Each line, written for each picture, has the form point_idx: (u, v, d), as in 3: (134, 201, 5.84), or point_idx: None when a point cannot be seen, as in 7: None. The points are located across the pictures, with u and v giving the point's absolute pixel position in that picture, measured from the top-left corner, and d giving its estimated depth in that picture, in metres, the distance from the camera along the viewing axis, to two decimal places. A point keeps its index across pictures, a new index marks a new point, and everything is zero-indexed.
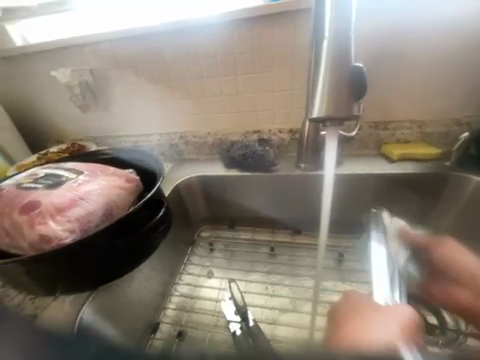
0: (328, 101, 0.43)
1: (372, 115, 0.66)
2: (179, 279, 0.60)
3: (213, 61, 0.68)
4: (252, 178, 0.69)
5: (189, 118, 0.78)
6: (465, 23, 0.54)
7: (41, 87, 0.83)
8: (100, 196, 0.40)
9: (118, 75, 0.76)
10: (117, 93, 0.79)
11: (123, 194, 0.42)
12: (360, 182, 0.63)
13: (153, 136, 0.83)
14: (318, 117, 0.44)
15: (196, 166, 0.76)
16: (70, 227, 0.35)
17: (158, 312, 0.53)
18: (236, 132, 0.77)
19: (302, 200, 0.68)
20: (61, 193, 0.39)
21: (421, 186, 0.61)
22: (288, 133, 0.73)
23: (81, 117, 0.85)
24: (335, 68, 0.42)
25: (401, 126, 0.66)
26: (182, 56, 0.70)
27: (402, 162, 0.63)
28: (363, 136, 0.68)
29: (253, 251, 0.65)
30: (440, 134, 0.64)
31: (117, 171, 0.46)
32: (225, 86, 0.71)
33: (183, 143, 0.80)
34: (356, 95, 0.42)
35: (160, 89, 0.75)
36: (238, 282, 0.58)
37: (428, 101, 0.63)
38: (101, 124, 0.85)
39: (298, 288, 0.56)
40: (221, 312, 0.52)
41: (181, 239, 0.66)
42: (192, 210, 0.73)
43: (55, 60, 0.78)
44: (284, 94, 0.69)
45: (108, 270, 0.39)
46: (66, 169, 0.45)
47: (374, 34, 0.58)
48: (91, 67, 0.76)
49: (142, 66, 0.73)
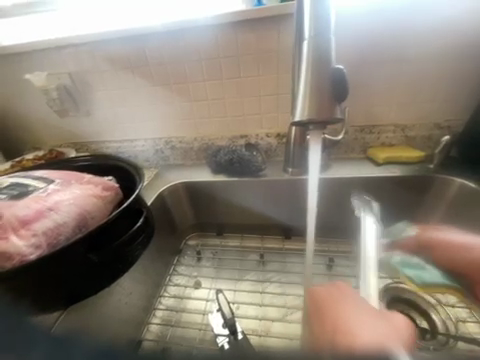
0: (311, 102, 0.42)
1: (356, 119, 0.67)
2: (165, 291, 0.57)
3: (196, 64, 0.67)
4: (240, 182, 0.67)
5: (175, 123, 0.76)
6: (439, 29, 0.56)
7: (15, 91, 0.79)
8: (71, 206, 0.37)
9: (98, 78, 0.73)
10: (97, 97, 0.76)
11: (99, 203, 0.40)
12: (347, 186, 0.63)
13: (136, 141, 0.80)
14: (301, 120, 0.43)
15: (182, 172, 0.74)
16: (36, 242, 0.32)
17: (140, 329, 0.49)
18: (222, 137, 0.75)
19: (291, 205, 0.67)
20: (27, 204, 0.36)
21: (407, 189, 0.61)
22: (275, 137, 0.72)
23: (60, 122, 0.81)
24: (317, 69, 0.42)
25: (385, 129, 0.67)
26: (165, 58, 0.68)
27: (387, 165, 0.63)
28: (349, 140, 0.68)
29: (242, 258, 0.63)
30: (422, 137, 0.66)
31: (93, 179, 0.43)
32: (209, 89, 0.70)
33: (168, 148, 0.78)
34: (339, 97, 0.42)
35: (142, 93, 0.73)
36: (225, 292, 0.56)
37: (410, 105, 0.64)
38: (82, 129, 0.82)
39: (289, 296, 0.54)
40: (209, 325, 0.49)
41: (166, 248, 0.63)
42: (178, 218, 0.70)
43: (31, 63, 0.74)
44: (270, 98, 0.69)
45: (81, 287, 0.36)
46: (36, 178, 0.42)
47: (355, 40, 0.59)
48: (70, 70, 0.73)
49: (123, 70, 0.71)
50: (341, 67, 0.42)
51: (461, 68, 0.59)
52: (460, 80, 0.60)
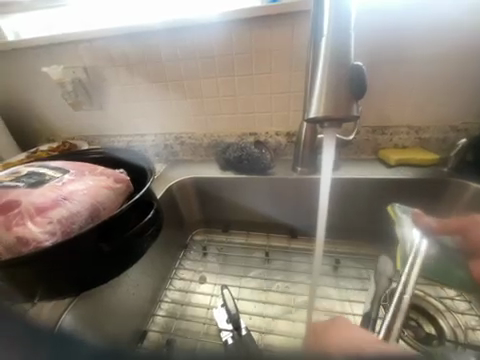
0: (326, 101, 0.42)
1: (369, 120, 0.66)
2: (170, 284, 0.58)
3: (208, 61, 0.68)
4: (248, 180, 0.67)
5: (185, 119, 0.76)
6: (462, 28, 0.54)
7: (32, 84, 0.81)
8: (85, 196, 0.38)
9: (112, 73, 0.74)
10: (110, 92, 0.77)
11: (111, 194, 0.41)
12: (356, 187, 0.62)
13: (147, 136, 0.81)
14: (316, 117, 0.43)
15: (191, 168, 0.74)
16: (51, 229, 0.33)
17: (146, 320, 0.50)
18: (232, 134, 0.75)
19: (298, 204, 0.67)
20: (43, 192, 0.37)
21: (419, 192, 0.60)
22: (285, 136, 0.72)
23: (74, 115, 0.83)
24: (333, 67, 0.41)
25: (398, 131, 0.65)
26: (178, 54, 0.68)
27: (399, 167, 0.62)
28: (360, 141, 0.67)
29: (247, 256, 0.64)
30: (437, 140, 0.64)
31: (106, 171, 0.44)
32: (221, 86, 0.70)
33: (178, 144, 0.78)
34: (355, 95, 0.41)
35: (154, 88, 0.74)
36: (230, 288, 0.56)
37: (425, 107, 0.62)
38: (94, 123, 0.83)
39: (294, 295, 0.54)
40: (213, 320, 0.50)
41: (173, 242, 0.64)
42: (185, 213, 0.70)
43: (48, 57, 0.76)
44: (281, 96, 0.68)
45: (93, 275, 0.36)
46: (52, 168, 0.43)
47: (372, 38, 0.58)
48: (85, 64, 0.75)
49: (136, 66, 0.72)
50: (359, 63, 0.41)
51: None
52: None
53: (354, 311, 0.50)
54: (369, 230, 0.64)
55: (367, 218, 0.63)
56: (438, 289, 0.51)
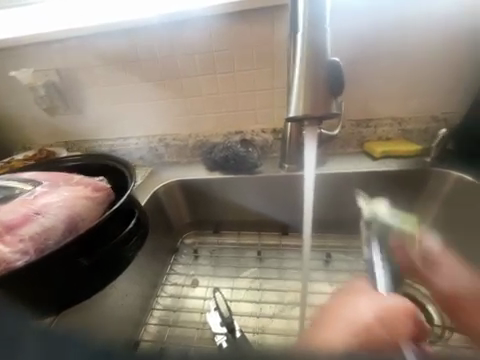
0: (305, 98, 0.41)
1: (353, 113, 0.66)
2: (162, 290, 0.56)
3: (188, 59, 0.65)
4: (236, 180, 0.66)
5: (169, 120, 0.74)
6: (434, 20, 0.55)
7: (2, 89, 0.76)
8: (60, 209, 0.36)
9: (87, 74, 0.71)
10: (87, 94, 0.74)
11: (89, 205, 0.38)
12: (343, 181, 0.62)
13: (129, 139, 0.78)
14: (296, 116, 0.42)
15: (177, 170, 0.72)
16: (23, 248, 0.31)
17: (137, 330, 0.49)
18: (217, 133, 0.74)
19: (288, 201, 0.66)
20: (13, 208, 0.34)
21: (404, 183, 0.61)
22: (271, 133, 0.71)
23: (50, 120, 0.79)
24: (310, 64, 0.41)
25: (382, 123, 0.66)
26: (156, 54, 0.66)
27: (384, 159, 0.63)
28: (345, 134, 0.67)
29: (239, 256, 0.63)
30: (419, 130, 0.65)
31: (83, 179, 0.42)
32: (202, 85, 0.68)
33: (162, 146, 0.76)
34: (334, 91, 0.41)
35: (133, 89, 0.71)
36: (223, 290, 0.56)
37: (406, 98, 0.63)
38: (72, 128, 0.79)
39: (287, 293, 0.54)
40: (207, 324, 0.49)
41: (162, 248, 0.62)
42: (174, 217, 0.69)
43: (17, 60, 0.72)
44: (265, 92, 0.67)
45: (75, 291, 0.35)
46: (23, 180, 0.40)
47: (351, 31, 0.58)
48: (57, 66, 0.71)
49: (113, 67, 0.69)
50: (336, 59, 0.41)
51: (458, 60, 0.58)
52: (458, 72, 0.59)
53: None
54: (358, 223, 0.64)
55: (355, 211, 0.64)
56: None
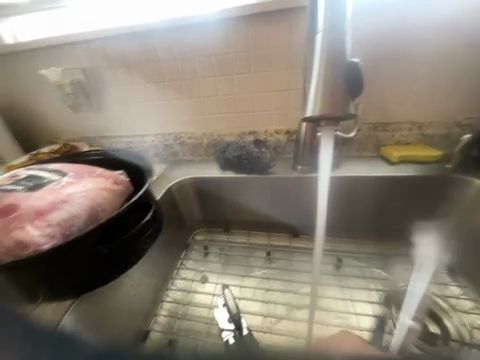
0: (321, 99, 0.41)
1: (370, 117, 0.65)
2: (172, 284, 0.58)
3: (206, 60, 0.67)
4: (248, 179, 0.67)
5: (185, 119, 0.76)
6: (462, 23, 0.53)
7: (33, 87, 0.82)
8: (84, 198, 0.38)
9: (110, 74, 0.74)
10: (109, 92, 0.77)
11: (110, 196, 0.41)
12: (358, 184, 0.61)
13: (147, 137, 0.81)
14: (312, 115, 0.42)
15: (191, 168, 0.74)
16: (50, 232, 0.33)
17: (148, 320, 0.50)
18: (231, 133, 0.75)
19: (300, 202, 0.66)
20: (42, 196, 0.37)
21: (422, 189, 0.59)
22: (285, 134, 0.71)
23: (74, 116, 0.83)
24: (330, 67, 0.41)
25: (400, 127, 0.64)
26: (176, 55, 0.68)
27: (401, 164, 0.61)
28: (362, 138, 0.66)
29: (249, 255, 0.63)
30: (441, 136, 0.63)
31: (105, 173, 0.44)
32: (218, 86, 0.69)
33: (178, 144, 0.78)
34: (351, 93, 0.41)
35: (152, 89, 0.74)
36: (231, 287, 0.56)
37: (427, 102, 0.61)
38: (94, 124, 0.83)
39: (296, 295, 0.53)
40: (214, 320, 0.50)
41: (174, 243, 0.64)
42: (186, 213, 0.70)
43: (48, 59, 0.77)
44: (279, 94, 0.67)
45: (94, 278, 0.37)
46: (51, 171, 0.43)
47: (371, 34, 0.57)
48: (83, 65, 0.75)
49: (134, 67, 0.72)
50: (355, 60, 0.40)
51: None
52: None
53: (356, 310, 0.49)
54: (372, 228, 0.63)
55: (368, 217, 0.63)
56: (442, 287, 0.50)
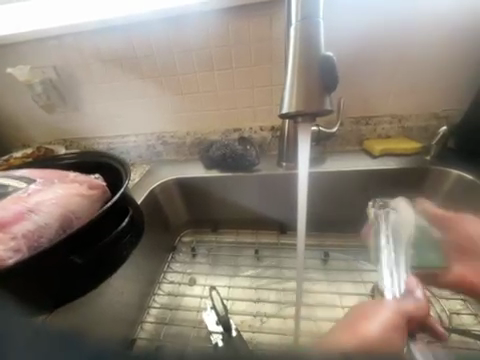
0: (298, 95, 0.40)
1: (352, 111, 0.65)
2: (159, 289, 0.56)
3: (185, 56, 0.65)
4: (233, 178, 0.66)
5: (166, 117, 0.73)
6: (434, 17, 0.55)
7: (0, 87, 0.76)
8: (54, 206, 0.36)
9: (85, 72, 0.71)
10: (84, 91, 0.73)
11: (84, 202, 0.38)
12: (343, 179, 0.62)
13: (127, 137, 0.77)
14: (288, 113, 0.41)
15: (175, 168, 0.72)
16: (16, 245, 0.31)
17: (134, 328, 0.49)
18: (216, 131, 0.73)
19: (286, 199, 0.66)
20: (6, 206, 0.34)
21: (404, 182, 0.60)
22: (270, 131, 0.70)
23: (48, 118, 0.79)
24: (305, 61, 0.40)
25: (381, 120, 0.65)
26: (153, 51, 0.65)
27: (383, 157, 0.62)
28: (345, 132, 0.67)
29: (237, 254, 0.63)
30: (420, 128, 0.64)
31: (78, 177, 0.42)
32: (199, 82, 0.67)
33: (160, 144, 0.75)
34: (328, 87, 0.40)
35: (130, 87, 0.71)
36: (219, 288, 0.55)
37: (406, 95, 0.62)
38: (70, 125, 0.79)
39: (284, 292, 0.53)
40: (203, 323, 0.49)
41: (159, 246, 0.62)
42: (172, 215, 0.68)
43: (15, 57, 0.72)
44: (262, 90, 0.66)
45: (69, 290, 0.35)
46: (17, 178, 0.40)
47: (349, 28, 0.57)
48: (55, 63, 0.71)
49: (110, 64, 0.69)
50: (330, 53, 0.40)
51: (458, 56, 0.57)
52: (457, 69, 0.58)
53: (343, 304, 0.49)
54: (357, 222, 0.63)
55: (353, 210, 0.63)
56: None
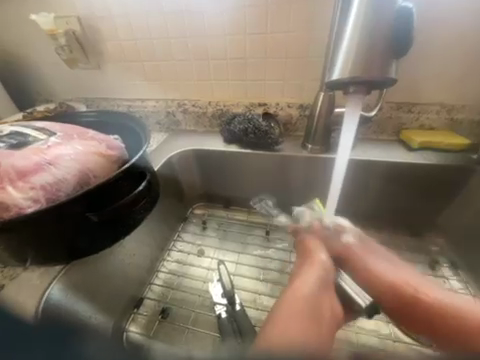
0: (356, 60, 0.38)
1: (395, 95, 0.58)
2: (168, 255, 0.58)
3: (217, 14, 0.58)
4: (253, 155, 0.63)
5: (189, 84, 0.69)
6: None
7: (25, 36, 0.74)
8: (72, 162, 0.35)
9: (108, 25, 0.66)
10: (107, 47, 0.70)
11: (102, 161, 0.37)
12: (372, 170, 0.56)
13: (148, 101, 0.75)
14: (339, 80, 0.40)
15: (193, 139, 0.69)
16: (34, 196, 0.31)
17: (142, 288, 0.51)
18: (239, 103, 0.68)
19: (305, 184, 0.63)
20: (26, 155, 0.34)
21: (441, 181, 0.54)
22: (297, 108, 0.65)
23: (70, 73, 0.77)
24: (368, 27, 0.37)
25: (427, 109, 0.57)
26: (182, 7, 0.59)
27: (421, 151, 0.56)
28: (382, 118, 0.60)
29: (247, 233, 0.62)
30: (472, 122, 0.56)
31: (97, 136, 0.41)
32: (228, 46, 0.62)
33: (181, 111, 0.72)
34: (396, 52, 0.37)
35: (155, 46, 0.66)
36: (227, 263, 0.56)
37: (465, 82, 0.54)
38: (92, 83, 0.77)
39: (291, 274, 0.53)
40: (208, 293, 0.50)
41: (171, 215, 0.62)
42: (186, 186, 0.68)
43: (39, 5, 0.68)
44: (296, 62, 0.60)
45: (84, 245, 0.35)
46: (37, 129, 0.40)
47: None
48: (78, 13, 0.66)
49: (134, 20, 0.64)
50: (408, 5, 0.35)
51: None
52: None
53: None
54: (376, 216, 0.60)
55: (376, 204, 0.59)
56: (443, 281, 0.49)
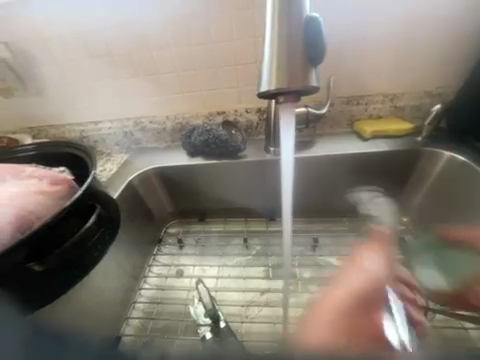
0: (281, 69, 0.37)
1: (342, 90, 0.61)
2: (144, 283, 0.54)
3: (159, 29, 0.59)
4: (219, 164, 0.62)
5: (143, 100, 0.67)
6: None
7: None
8: (8, 207, 0.32)
9: (44, 50, 0.63)
10: (46, 71, 0.66)
11: (45, 200, 0.35)
12: (332, 164, 0.59)
13: (102, 123, 0.70)
14: (268, 91, 0.38)
15: (155, 157, 0.67)
16: None
17: (119, 324, 0.48)
18: (198, 114, 0.67)
19: (274, 185, 0.63)
20: None
21: (396, 164, 0.58)
22: (256, 113, 0.65)
23: (7, 104, 0.71)
24: (290, 36, 0.37)
25: (373, 100, 0.61)
26: (122, 23, 0.60)
27: (374, 139, 0.59)
28: (335, 113, 0.63)
29: (225, 244, 0.60)
30: (412, 107, 0.61)
31: (39, 172, 0.39)
32: (176, 59, 0.62)
33: (139, 130, 0.69)
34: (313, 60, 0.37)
35: (99, 65, 0.64)
36: (207, 279, 0.54)
37: (397, 71, 0.59)
38: (33, 112, 0.71)
39: (272, 279, 0.52)
40: (189, 315, 0.48)
41: (143, 239, 0.59)
42: (155, 207, 0.64)
43: None
44: (246, 68, 0.61)
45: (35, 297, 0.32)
46: None
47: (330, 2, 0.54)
48: (6, 39, 0.63)
49: (72, 40, 0.62)
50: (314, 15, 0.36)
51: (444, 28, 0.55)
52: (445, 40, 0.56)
53: None
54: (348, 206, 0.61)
55: (345, 196, 0.61)
56: None
